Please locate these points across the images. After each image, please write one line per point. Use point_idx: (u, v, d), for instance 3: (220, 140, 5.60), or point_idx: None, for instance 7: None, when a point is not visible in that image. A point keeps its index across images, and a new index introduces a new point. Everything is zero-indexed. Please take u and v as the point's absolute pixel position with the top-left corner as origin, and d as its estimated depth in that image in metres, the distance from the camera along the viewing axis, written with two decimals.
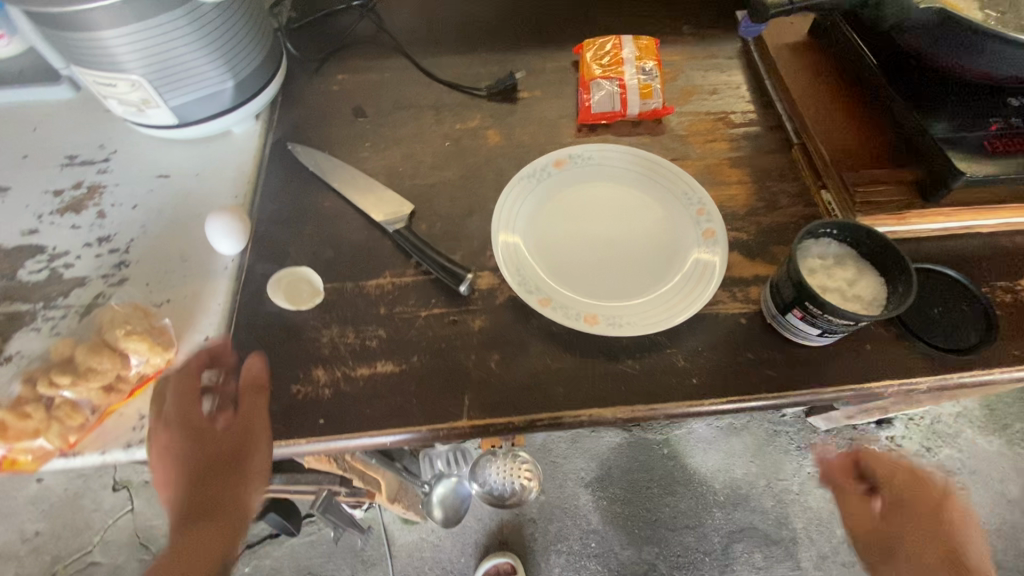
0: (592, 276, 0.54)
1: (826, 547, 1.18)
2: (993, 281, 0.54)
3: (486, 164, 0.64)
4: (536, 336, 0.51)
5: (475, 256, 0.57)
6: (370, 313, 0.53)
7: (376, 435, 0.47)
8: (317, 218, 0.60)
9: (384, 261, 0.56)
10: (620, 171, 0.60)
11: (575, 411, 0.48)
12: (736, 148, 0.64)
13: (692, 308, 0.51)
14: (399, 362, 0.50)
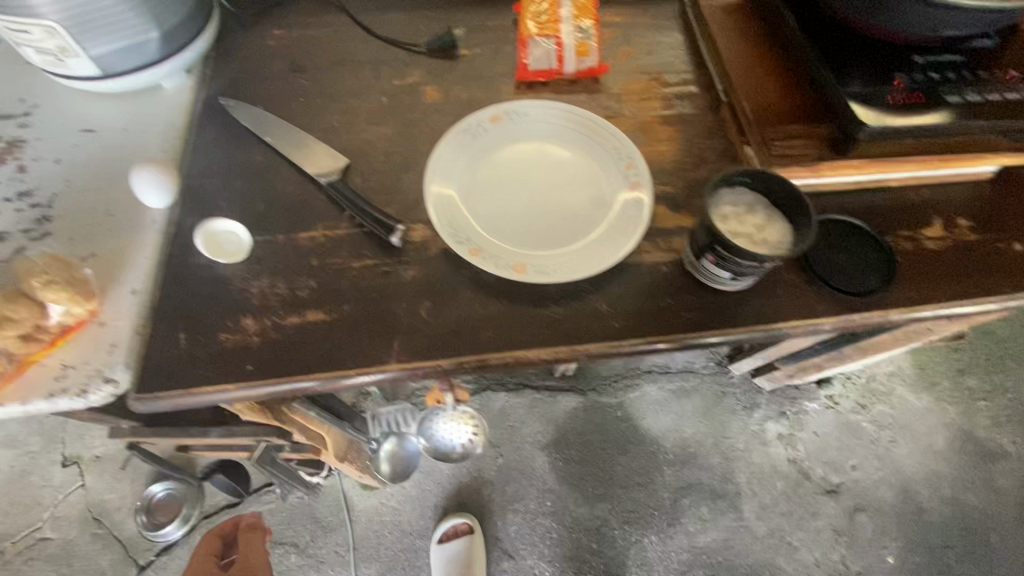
0: (524, 229, 0.55)
1: (767, 499, 1.25)
2: (898, 231, 0.58)
3: (423, 119, 0.64)
4: (467, 285, 0.53)
5: (408, 208, 0.57)
6: (302, 264, 0.53)
7: (306, 379, 0.48)
8: (250, 172, 0.60)
9: (317, 214, 0.56)
10: (555, 128, 0.61)
11: (502, 354, 0.50)
12: (669, 106, 0.66)
13: (616, 257, 0.52)
14: (330, 311, 0.51)
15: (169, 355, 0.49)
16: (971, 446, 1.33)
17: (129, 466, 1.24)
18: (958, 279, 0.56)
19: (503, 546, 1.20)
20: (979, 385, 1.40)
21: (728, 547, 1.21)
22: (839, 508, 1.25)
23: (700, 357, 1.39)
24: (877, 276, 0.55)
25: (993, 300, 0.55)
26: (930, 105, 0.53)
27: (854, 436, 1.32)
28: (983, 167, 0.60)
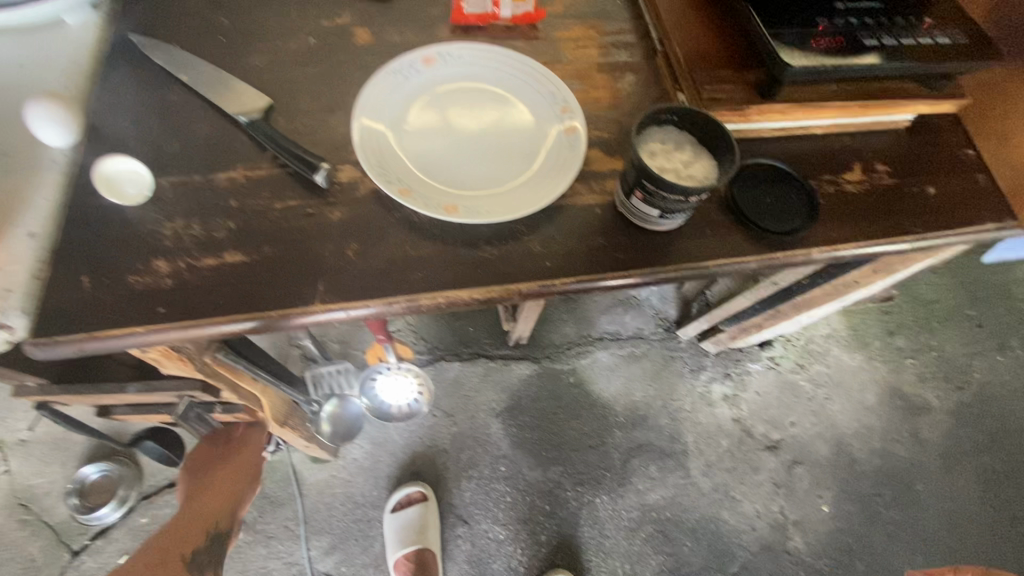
0: (456, 171, 0.54)
1: (712, 456, 1.30)
2: (820, 176, 0.60)
3: (352, 61, 0.61)
4: (396, 226, 0.51)
5: (336, 150, 0.55)
6: (219, 206, 0.51)
7: (223, 321, 0.46)
8: (164, 113, 0.56)
9: (236, 155, 0.53)
10: (490, 72, 0.59)
11: (431, 293, 0.49)
12: (606, 54, 0.65)
13: (548, 198, 0.52)
14: (249, 252, 0.49)
15: (72, 299, 0.46)
16: (899, 400, 1.42)
17: (59, 448, 1.17)
18: (874, 220, 0.58)
19: (457, 512, 1.21)
20: (906, 344, 1.49)
21: (675, 504, 1.25)
22: (778, 463, 1.31)
23: (650, 323, 1.42)
24: (799, 217, 0.57)
25: (905, 240, 0.58)
26: (853, 46, 0.55)
27: (793, 394, 1.39)
28: (900, 115, 0.62)
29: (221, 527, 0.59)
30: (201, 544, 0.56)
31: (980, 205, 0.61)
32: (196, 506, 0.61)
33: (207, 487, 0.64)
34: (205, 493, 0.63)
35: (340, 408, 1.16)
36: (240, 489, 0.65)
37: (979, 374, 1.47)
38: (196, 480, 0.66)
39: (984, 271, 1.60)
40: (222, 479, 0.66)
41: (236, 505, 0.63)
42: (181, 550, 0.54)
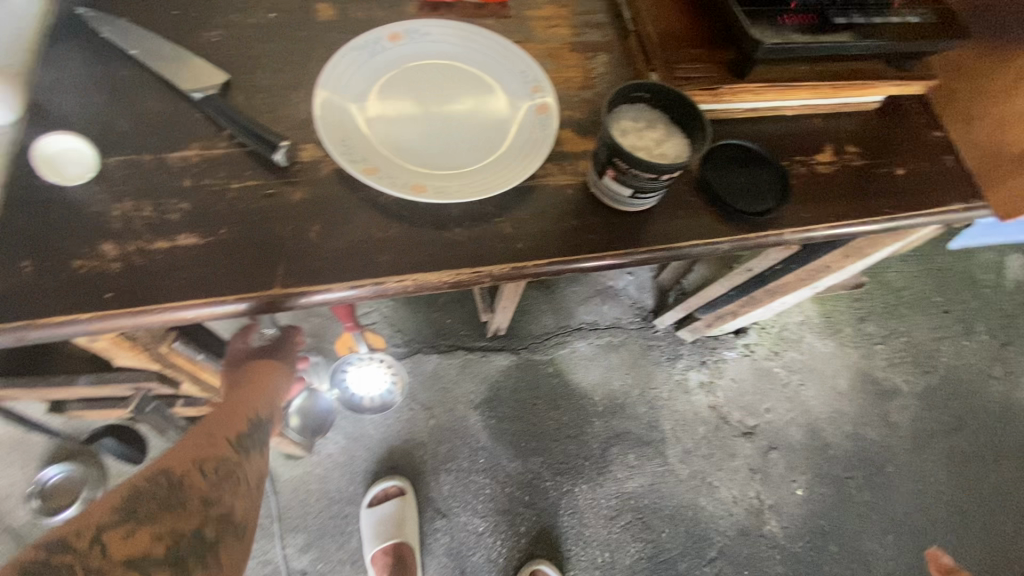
0: (423, 150, 0.52)
1: (689, 443, 1.31)
2: (792, 157, 0.60)
3: (315, 37, 0.58)
4: (361, 207, 0.49)
5: (298, 129, 0.52)
6: (172, 186, 0.48)
7: (176, 307, 0.43)
8: (111, 89, 0.53)
9: (190, 133, 0.51)
10: (459, 50, 0.58)
11: (398, 276, 0.47)
12: (578, 33, 0.64)
13: (516, 178, 0.51)
14: (205, 234, 0.46)
15: (10, 286, 0.43)
16: (869, 385, 1.45)
17: (16, 449, 1.11)
18: (845, 201, 0.59)
19: (436, 506, 1.19)
20: (876, 330, 1.52)
21: (654, 491, 1.26)
22: (754, 448, 1.33)
23: (627, 312, 1.42)
24: (771, 198, 0.57)
25: (875, 221, 0.58)
26: (824, 24, 0.55)
27: (768, 381, 1.41)
28: (870, 97, 0.63)
29: (259, 421, 0.64)
30: (245, 433, 0.62)
31: (948, 186, 0.61)
32: (237, 400, 0.65)
33: (248, 385, 0.67)
34: (245, 387, 0.66)
35: (310, 401, 1.15)
36: (278, 393, 0.69)
37: (945, 358, 1.51)
38: (239, 377, 0.68)
39: (950, 258, 1.65)
40: (266, 376, 0.69)
41: (273, 403, 0.67)
42: (226, 437, 0.60)
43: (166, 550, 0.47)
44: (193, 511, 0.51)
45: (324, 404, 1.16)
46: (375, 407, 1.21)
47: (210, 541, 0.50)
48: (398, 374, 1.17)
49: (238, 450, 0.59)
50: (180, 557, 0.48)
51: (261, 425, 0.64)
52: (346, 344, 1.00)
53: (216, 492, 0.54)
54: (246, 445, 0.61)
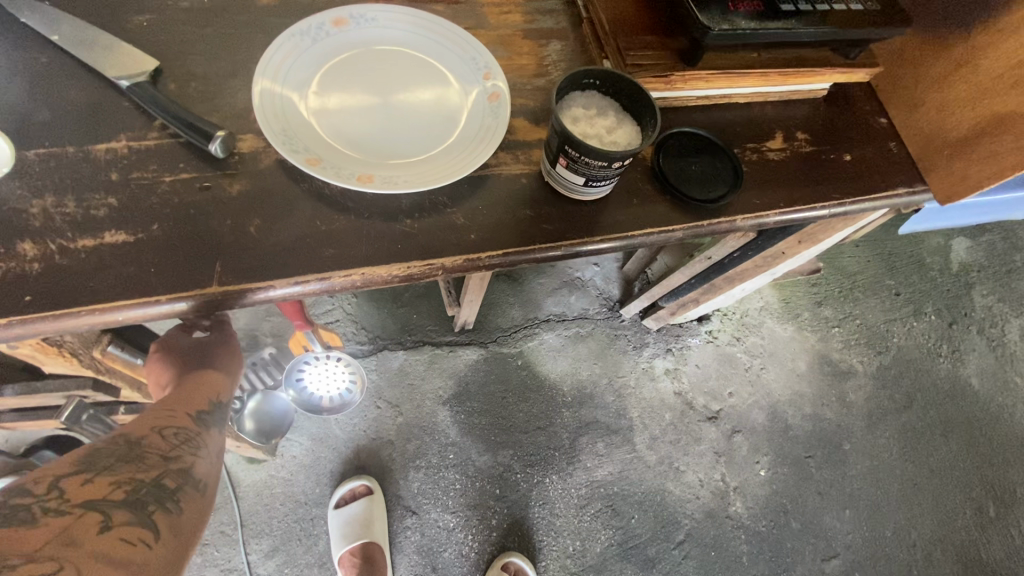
0: (371, 142, 0.51)
1: (656, 430, 1.33)
2: (743, 144, 0.61)
3: (254, 23, 0.56)
4: (306, 200, 0.47)
5: (237, 119, 0.50)
6: (99, 180, 0.45)
7: (104, 309, 0.41)
8: (27, 75, 0.49)
9: (118, 123, 0.48)
10: (409, 37, 0.56)
11: (346, 270, 0.45)
12: (530, 20, 0.63)
13: (465, 169, 0.49)
14: (135, 231, 0.44)
15: None
16: (827, 366, 1.50)
17: None
18: (796, 187, 0.60)
19: (405, 503, 1.18)
20: (833, 313, 1.57)
21: (623, 478, 1.28)
22: (719, 432, 1.36)
23: (594, 303, 1.43)
24: (724, 184, 0.57)
25: (825, 206, 0.60)
26: (772, 11, 0.55)
27: (731, 366, 1.44)
28: (818, 84, 0.64)
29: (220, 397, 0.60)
30: (205, 410, 0.58)
31: (891, 172, 0.64)
32: (192, 385, 0.59)
33: (200, 374, 0.60)
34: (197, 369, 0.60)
35: (264, 403, 1.12)
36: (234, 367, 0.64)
37: (897, 339, 1.57)
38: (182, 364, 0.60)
39: (899, 242, 1.72)
40: (216, 359, 0.63)
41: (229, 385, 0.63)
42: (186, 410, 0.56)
43: (125, 495, 0.45)
44: (155, 464, 0.49)
45: (280, 406, 1.13)
46: (333, 407, 1.17)
47: (172, 489, 0.48)
48: (356, 371, 1.13)
49: (199, 414, 0.57)
50: (139, 501, 0.45)
51: (220, 408, 0.59)
52: (299, 341, 0.94)
53: (175, 451, 0.52)
54: (206, 420, 0.57)
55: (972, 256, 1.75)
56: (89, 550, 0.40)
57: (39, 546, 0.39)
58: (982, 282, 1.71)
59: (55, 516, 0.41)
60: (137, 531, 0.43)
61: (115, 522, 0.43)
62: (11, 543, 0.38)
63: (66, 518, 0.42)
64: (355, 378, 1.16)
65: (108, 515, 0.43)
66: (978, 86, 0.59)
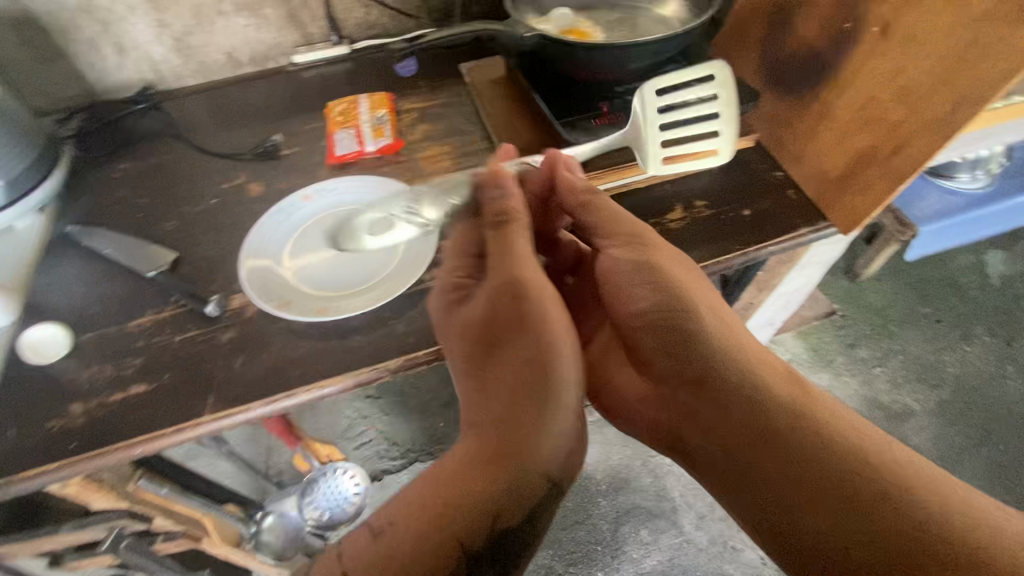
0: (328, 280, 0.64)
1: (703, 507, 1.28)
2: (646, 220, 0.70)
3: (246, 211, 0.75)
4: (279, 333, 0.60)
5: (228, 283, 0.65)
6: (129, 347, 0.60)
7: (124, 446, 0.53)
8: (87, 280, 0.67)
9: (145, 302, 0.64)
10: (360, 196, 0.72)
11: (307, 384, 0.56)
12: (456, 162, 0.79)
13: (403, 285, 0.61)
14: (151, 381, 0.57)
15: None
16: (878, 411, 1.41)
17: None
18: (700, 245, 0.68)
19: None
20: (870, 353, 1.50)
21: (675, 567, 1.21)
22: None
23: None
24: None
25: (730, 257, 0.67)
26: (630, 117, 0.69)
27: None
28: None
29: (546, 465, 0.48)
30: (524, 409, 0.48)
31: (792, 215, 0.71)
32: (497, 369, 0.50)
33: (492, 344, 0.52)
34: (490, 338, 0.52)
35: (278, 524, 1.05)
36: (538, 344, 0.49)
37: (952, 368, 1.47)
38: (468, 319, 0.53)
39: (926, 267, 1.66)
40: (508, 311, 0.51)
41: (543, 428, 0.47)
42: (453, 535, 0.46)
43: (465, 512, 0.47)
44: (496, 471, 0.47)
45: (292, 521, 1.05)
46: (352, 518, 1.07)
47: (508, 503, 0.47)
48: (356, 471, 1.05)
49: (466, 556, 0.46)
50: (489, 499, 0.47)
51: (544, 394, 0.47)
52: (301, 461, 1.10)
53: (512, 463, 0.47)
54: (533, 427, 0.47)
55: (1013, 267, 1.67)
56: (475, 510, 0.46)
57: (438, 532, 0.46)
58: None
59: (451, 513, 0.47)
60: (496, 501, 0.47)
61: (475, 520, 0.46)
62: (439, 517, 0.47)
63: (456, 509, 0.47)
64: (363, 486, 1.07)
65: (496, 515, 0.47)
66: (839, 131, 0.67)
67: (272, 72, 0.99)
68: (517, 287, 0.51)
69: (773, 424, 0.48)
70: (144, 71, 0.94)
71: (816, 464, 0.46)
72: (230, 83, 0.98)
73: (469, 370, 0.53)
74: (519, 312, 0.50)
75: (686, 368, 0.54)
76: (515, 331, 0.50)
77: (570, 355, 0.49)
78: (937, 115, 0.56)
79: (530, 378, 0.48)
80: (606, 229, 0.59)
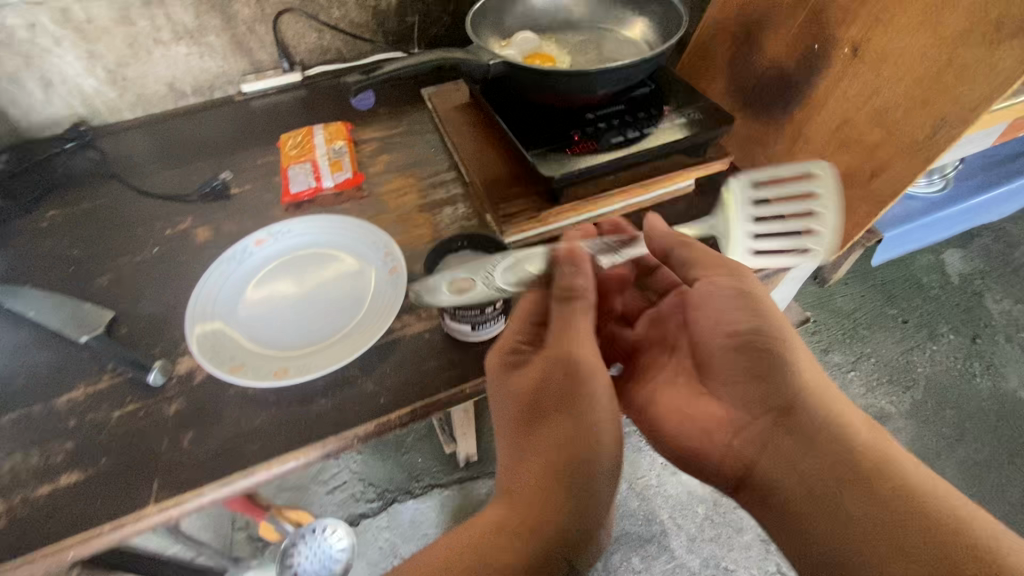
0: (287, 335, 0.58)
1: (693, 528, 1.25)
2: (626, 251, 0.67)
3: (193, 259, 0.68)
4: (233, 402, 0.54)
5: (173, 345, 0.59)
6: (59, 429, 0.53)
7: (51, 552, 0.45)
8: (9, 349, 0.59)
9: (78, 373, 0.57)
10: (320, 237, 0.67)
11: (267, 461, 0.50)
12: (422, 195, 0.74)
13: (370, 339, 0.55)
14: (85, 469, 0.50)
15: None
16: None
17: None
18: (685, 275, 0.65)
19: None
20: (844, 357, 1.52)
21: None
22: None
23: None
24: None
25: None
26: (606, 146, 0.65)
27: None
28: (682, 183, 0.71)
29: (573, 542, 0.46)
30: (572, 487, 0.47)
31: None
32: (550, 439, 0.49)
33: (547, 414, 0.50)
34: (545, 406, 0.51)
35: None
36: (594, 427, 0.49)
37: (922, 369, 1.50)
38: (531, 381, 0.51)
39: (889, 269, 1.70)
40: (568, 386, 0.50)
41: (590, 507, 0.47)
42: None
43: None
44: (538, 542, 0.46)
45: None
46: None
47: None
48: (341, 524, 1.01)
49: None
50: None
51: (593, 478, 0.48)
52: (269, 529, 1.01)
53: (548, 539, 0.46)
54: (578, 507, 0.47)
55: (969, 265, 1.72)
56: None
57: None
58: (991, 288, 1.67)
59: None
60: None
61: None
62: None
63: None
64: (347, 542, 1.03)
65: None
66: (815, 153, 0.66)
67: (220, 103, 0.93)
68: (570, 364, 0.51)
69: (864, 465, 0.44)
70: (75, 106, 0.86)
71: (899, 508, 0.42)
72: (173, 116, 0.91)
73: (523, 431, 0.51)
74: (570, 391, 0.50)
75: (776, 396, 0.51)
76: (572, 405, 0.49)
77: (613, 444, 0.49)
78: (918, 137, 0.55)
79: (586, 454, 0.48)
80: (699, 264, 0.58)
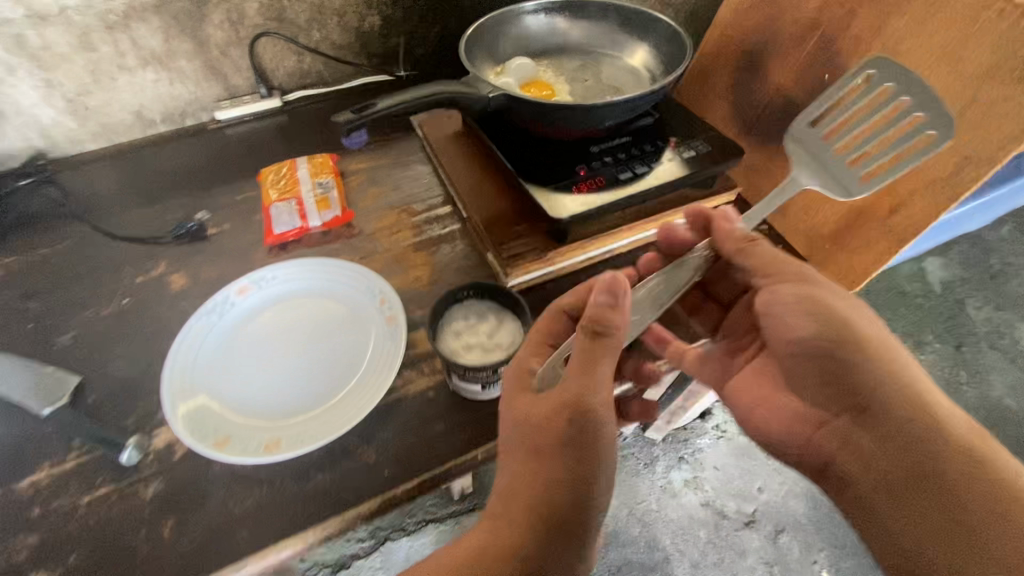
0: (275, 398, 0.53)
1: (695, 553, 1.23)
2: None
3: (168, 311, 0.62)
4: (220, 481, 0.48)
5: (149, 415, 0.53)
6: (18, 521, 0.46)
7: None
8: None
9: (40, 452, 0.50)
10: (307, 283, 0.62)
11: (261, 551, 0.45)
12: (416, 233, 0.70)
13: (370, 402, 0.51)
14: (50, 570, 0.44)
15: None
16: None
17: None
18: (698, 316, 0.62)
19: None
20: None
21: None
22: (761, 538, 1.25)
23: None
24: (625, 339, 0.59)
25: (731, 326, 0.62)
26: (615, 182, 0.61)
27: (750, 458, 1.34)
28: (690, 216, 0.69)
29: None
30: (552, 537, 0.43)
31: None
32: (536, 475, 0.44)
33: (541, 448, 0.45)
34: (539, 439, 0.45)
35: None
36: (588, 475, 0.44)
37: None
38: (532, 408, 0.46)
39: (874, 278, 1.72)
40: (570, 426, 0.44)
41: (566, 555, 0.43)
42: None
43: None
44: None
45: None
46: None
47: None
48: None
49: None
50: None
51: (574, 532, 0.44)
52: None
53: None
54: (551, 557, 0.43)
55: (949, 272, 1.75)
56: None
57: None
58: (971, 295, 1.70)
59: None
60: None
61: None
62: None
63: None
64: None
65: None
66: None
67: (193, 131, 0.87)
68: (579, 405, 0.44)
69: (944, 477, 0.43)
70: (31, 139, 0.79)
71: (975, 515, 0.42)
72: (141, 146, 0.84)
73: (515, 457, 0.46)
74: (576, 436, 0.44)
75: (851, 394, 0.47)
76: (567, 448, 0.44)
77: (606, 492, 0.45)
78: (939, 176, 0.54)
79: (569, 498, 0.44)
80: (761, 269, 0.52)
